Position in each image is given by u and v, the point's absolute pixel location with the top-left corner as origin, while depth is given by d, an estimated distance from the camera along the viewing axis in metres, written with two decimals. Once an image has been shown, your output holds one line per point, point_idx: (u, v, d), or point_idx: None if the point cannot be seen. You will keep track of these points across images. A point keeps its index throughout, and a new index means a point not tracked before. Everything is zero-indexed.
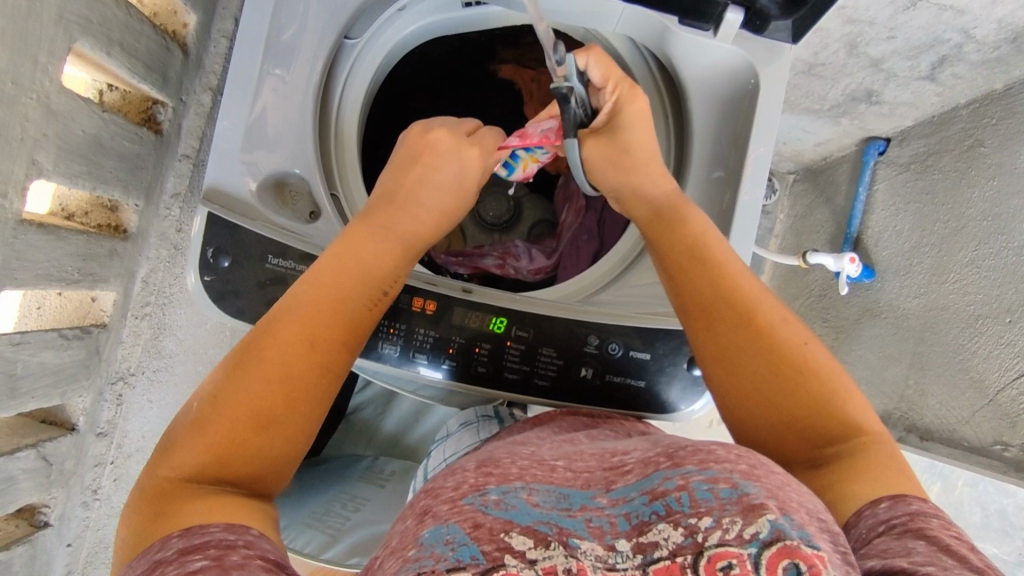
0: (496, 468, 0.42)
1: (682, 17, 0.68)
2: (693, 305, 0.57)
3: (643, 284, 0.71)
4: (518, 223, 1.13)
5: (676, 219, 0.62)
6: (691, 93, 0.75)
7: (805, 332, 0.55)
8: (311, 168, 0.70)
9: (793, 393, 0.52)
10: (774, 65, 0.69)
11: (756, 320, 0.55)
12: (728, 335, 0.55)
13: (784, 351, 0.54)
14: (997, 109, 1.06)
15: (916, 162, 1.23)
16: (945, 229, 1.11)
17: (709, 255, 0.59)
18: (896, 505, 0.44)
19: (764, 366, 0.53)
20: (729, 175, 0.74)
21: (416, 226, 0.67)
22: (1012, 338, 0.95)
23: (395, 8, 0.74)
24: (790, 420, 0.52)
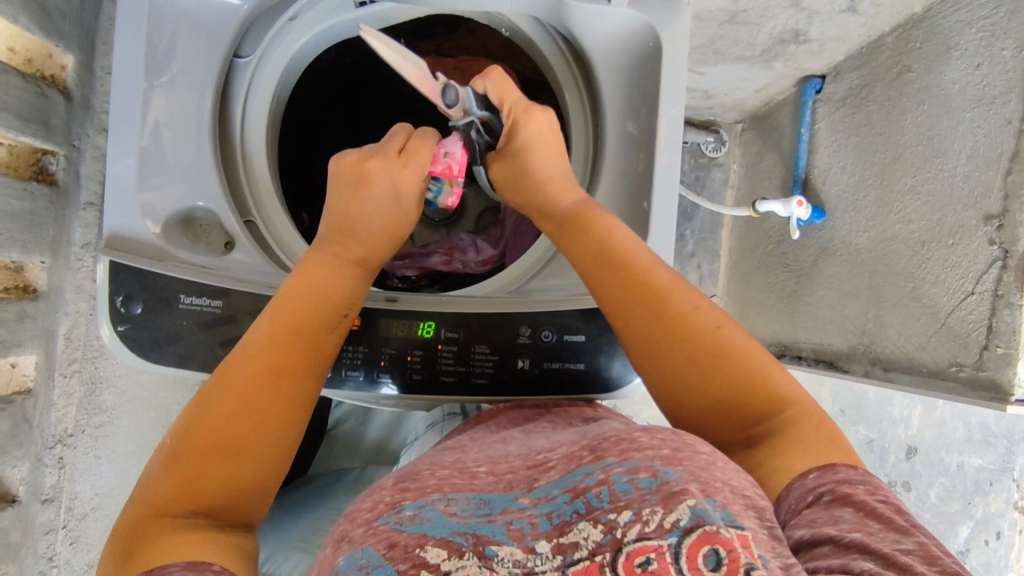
0: (414, 482, 0.45)
1: None
2: (613, 303, 0.60)
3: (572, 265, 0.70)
4: (463, 216, 1.11)
5: (585, 223, 0.65)
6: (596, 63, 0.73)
7: (718, 316, 0.57)
8: (216, 198, 0.68)
9: (709, 376, 0.55)
10: (672, 23, 0.68)
11: (669, 309, 0.58)
12: (643, 330, 0.58)
13: (700, 337, 0.56)
14: (919, 32, 1.05)
15: (851, 95, 1.22)
16: (885, 159, 1.11)
17: (621, 252, 0.62)
18: (824, 473, 0.47)
19: (683, 353, 0.56)
20: (643, 138, 0.72)
21: (376, 242, 0.66)
22: (957, 260, 0.95)
23: (285, 18, 0.72)
24: (713, 402, 0.55)
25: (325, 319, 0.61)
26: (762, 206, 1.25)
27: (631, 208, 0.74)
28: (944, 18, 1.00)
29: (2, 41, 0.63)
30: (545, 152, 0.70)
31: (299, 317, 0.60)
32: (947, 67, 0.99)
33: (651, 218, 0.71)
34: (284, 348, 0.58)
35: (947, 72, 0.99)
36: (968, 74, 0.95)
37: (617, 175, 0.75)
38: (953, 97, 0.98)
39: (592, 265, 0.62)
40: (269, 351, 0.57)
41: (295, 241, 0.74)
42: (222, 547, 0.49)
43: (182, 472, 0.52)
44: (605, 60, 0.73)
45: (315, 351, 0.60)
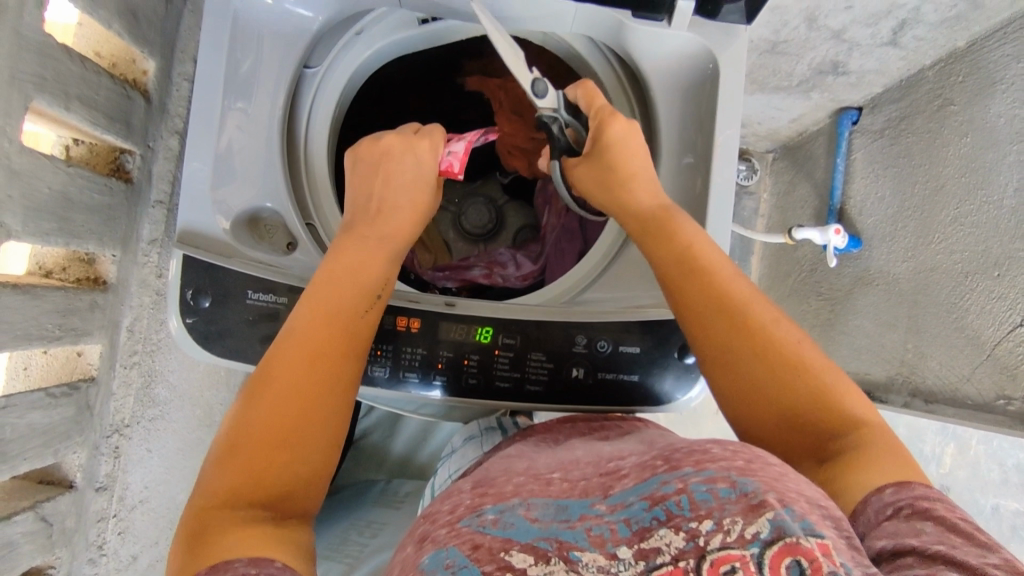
0: (492, 488, 0.47)
1: (634, 10, 0.68)
2: (686, 303, 0.62)
3: (627, 283, 0.72)
4: (502, 231, 1.16)
5: (666, 231, 0.65)
6: (654, 86, 0.75)
7: (796, 331, 0.59)
8: (284, 201, 0.71)
9: (763, 380, 0.57)
10: (731, 48, 0.70)
11: (741, 311, 0.60)
12: (712, 329, 0.60)
13: (777, 349, 0.58)
14: (962, 66, 1.08)
15: (890, 127, 1.26)
16: (925, 190, 1.12)
17: (702, 260, 0.63)
18: (901, 488, 0.47)
19: (756, 364, 0.57)
20: (700, 160, 0.74)
21: (405, 231, 0.69)
22: (1002, 291, 0.94)
23: (352, 32, 0.74)
24: (786, 412, 0.56)
25: (359, 306, 0.62)
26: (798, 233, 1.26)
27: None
28: (989, 51, 1.03)
29: (90, 45, 0.68)
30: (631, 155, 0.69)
31: (333, 306, 0.61)
32: (991, 101, 1.01)
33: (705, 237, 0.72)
34: (321, 337, 0.59)
35: (991, 106, 1.01)
36: (1013, 108, 0.96)
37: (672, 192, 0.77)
38: (999, 130, 0.98)
39: (673, 270, 0.63)
40: (306, 339, 0.58)
41: None
42: (282, 541, 0.49)
43: (236, 467, 0.53)
44: (662, 83, 0.75)
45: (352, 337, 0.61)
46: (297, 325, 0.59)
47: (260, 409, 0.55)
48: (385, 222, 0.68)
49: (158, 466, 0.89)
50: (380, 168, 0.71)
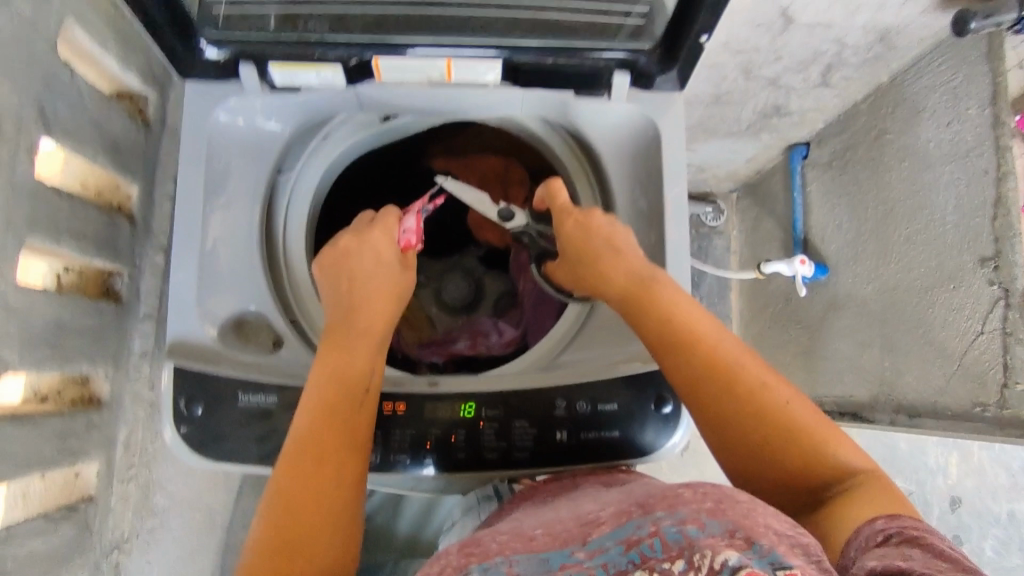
0: (477, 548, 0.48)
1: (577, 89, 0.72)
2: (691, 383, 0.64)
3: (602, 342, 0.75)
4: (482, 299, 1.20)
5: (646, 299, 0.68)
6: (603, 154, 0.80)
7: (781, 388, 0.62)
8: (268, 302, 0.74)
9: (758, 447, 0.61)
10: (669, 114, 0.74)
11: (744, 378, 0.62)
12: (714, 404, 0.62)
13: (764, 406, 0.61)
14: (888, 99, 1.17)
15: (836, 159, 1.34)
16: (877, 215, 1.18)
17: (685, 325, 0.65)
18: (891, 518, 0.49)
19: (748, 423, 0.61)
20: (653, 218, 0.78)
21: (381, 318, 0.71)
22: (964, 303, 0.96)
23: (320, 136, 0.80)
24: (781, 465, 0.59)
25: (349, 401, 0.65)
26: (768, 268, 1.31)
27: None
28: (909, 85, 1.11)
29: (76, 177, 0.71)
30: (597, 238, 0.72)
31: (325, 407, 0.63)
32: (921, 128, 1.08)
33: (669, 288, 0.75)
34: (316, 441, 0.61)
35: (922, 132, 1.08)
36: (941, 131, 1.03)
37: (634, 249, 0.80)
38: (931, 153, 1.05)
39: (660, 340, 0.66)
40: (304, 449, 0.61)
41: None
42: None
43: None
44: (611, 151, 0.79)
45: (346, 433, 0.63)
46: (296, 438, 0.62)
47: (274, 525, 0.57)
48: (360, 313, 0.71)
49: None
50: (343, 264, 0.73)
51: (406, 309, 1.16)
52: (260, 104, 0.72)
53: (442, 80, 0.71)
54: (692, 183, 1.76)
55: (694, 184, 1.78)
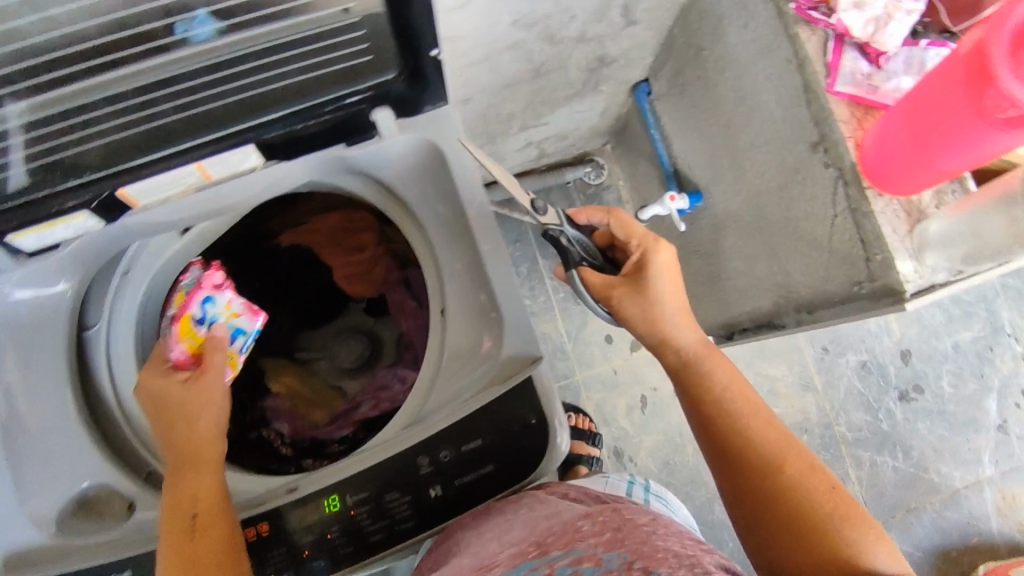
0: None
1: (345, 140, 0.69)
2: (702, 416, 0.84)
3: (458, 376, 0.72)
4: (380, 352, 1.19)
5: (700, 368, 0.86)
6: (401, 186, 0.75)
7: (815, 460, 0.78)
8: (103, 471, 0.72)
9: (764, 482, 0.77)
10: (444, 130, 0.71)
11: (808, 467, 0.78)
12: (734, 449, 0.81)
13: (785, 465, 0.78)
14: (693, 17, 1.16)
15: (672, 87, 1.34)
16: (721, 130, 1.18)
17: (714, 382, 0.85)
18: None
19: (762, 472, 0.78)
20: (465, 239, 0.74)
21: (196, 438, 0.71)
22: (818, 194, 0.93)
23: (118, 275, 0.78)
24: (789, 498, 0.75)
25: (181, 538, 0.64)
26: (644, 215, 1.31)
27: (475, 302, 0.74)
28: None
29: None
30: (669, 279, 0.86)
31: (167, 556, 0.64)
32: (724, 36, 1.07)
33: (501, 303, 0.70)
34: None
35: (726, 40, 1.07)
36: (740, 34, 1.01)
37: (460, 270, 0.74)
38: (741, 57, 1.03)
39: (690, 394, 0.86)
40: None
41: None
42: None
43: None
44: (406, 180, 0.75)
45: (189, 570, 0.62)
46: None
47: None
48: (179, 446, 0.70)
49: None
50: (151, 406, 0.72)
51: (307, 388, 1.16)
52: (25, 276, 0.69)
53: (202, 181, 0.68)
54: (562, 150, 1.75)
55: (565, 152, 1.77)
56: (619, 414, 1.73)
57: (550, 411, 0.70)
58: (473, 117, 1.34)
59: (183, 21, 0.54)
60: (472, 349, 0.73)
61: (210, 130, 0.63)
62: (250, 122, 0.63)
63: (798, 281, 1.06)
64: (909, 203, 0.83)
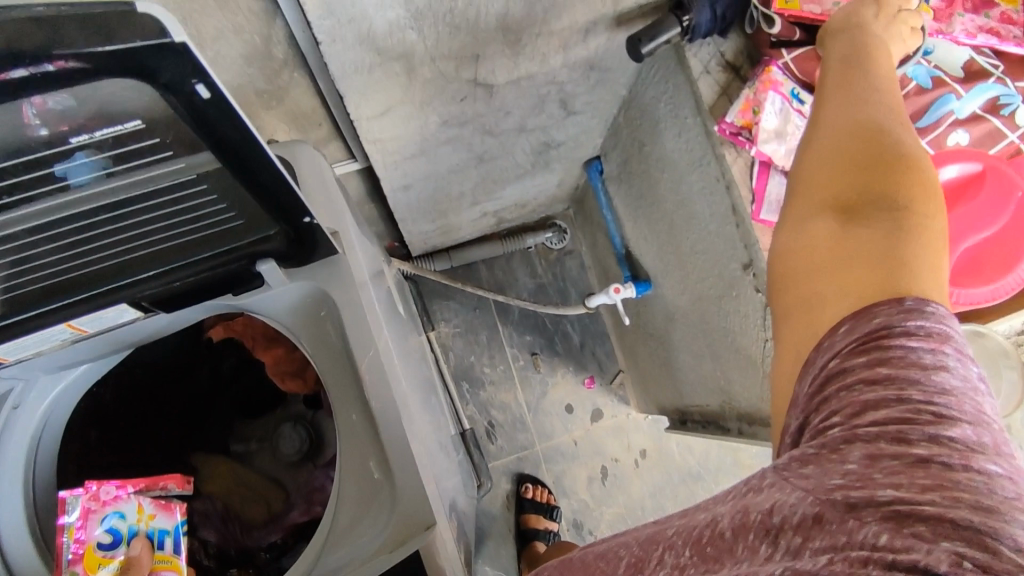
0: None
1: (233, 291, 0.67)
2: (822, 143, 0.56)
3: (350, 535, 0.68)
4: (322, 447, 1.10)
5: (854, 75, 0.61)
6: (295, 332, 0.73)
7: (934, 209, 0.50)
8: None
9: (830, 271, 0.49)
10: (337, 278, 0.69)
11: (890, 173, 0.51)
12: (858, 190, 0.51)
13: (907, 183, 0.50)
14: (635, 110, 1.15)
15: (621, 171, 1.32)
16: (665, 224, 1.16)
17: (874, 65, 0.62)
18: (892, 309, 0.44)
19: (846, 199, 0.51)
20: (356, 389, 0.71)
21: None
22: (748, 312, 0.91)
23: (7, 408, 0.80)
24: (816, 265, 0.51)
25: None
26: (593, 303, 1.30)
27: (369, 452, 0.70)
28: (643, 94, 1.10)
29: None
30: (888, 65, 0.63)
31: None
32: (662, 137, 1.06)
33: (393, 461, 0.67)
34: None
35: (664, 141, 1.06)
36: (676, 141, 1.00)
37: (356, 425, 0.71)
38: (678, 161, 1.02)
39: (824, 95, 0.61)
40: None
41: None
42: None
43: None
44: (301, 325, 0.73)
45: None
46: None
47: None
48: None
49: None
50: None
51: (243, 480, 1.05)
52: None
53: (79, 335, 0.66)
54: (522, 217, 1.73)
55: (526, 217, 1.74)
56: (579, 486, 1.68)
57: None
58: (419, 198, 1.32)
59: (63, 168, 0.47)
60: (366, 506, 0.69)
61: (77, 293, 0.60)
62: (121, 282, 0.61)
63: (738, 393, 1.03)
64: None
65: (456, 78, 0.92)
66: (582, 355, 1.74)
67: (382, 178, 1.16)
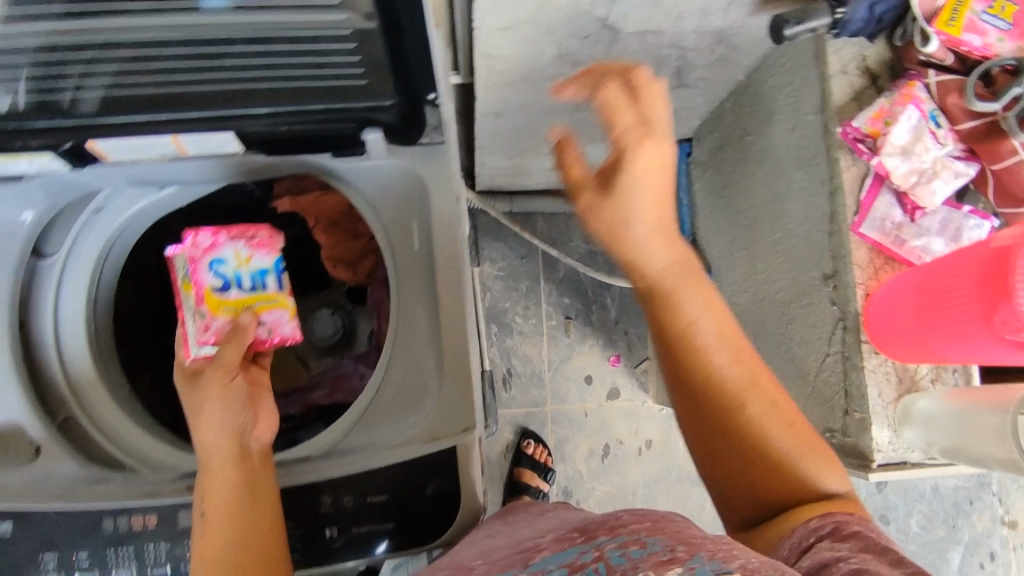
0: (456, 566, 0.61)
1: (333, 152, 0.68)
2: (662, 335, 0.68)
3: (383, 417, 0.70)
4: (353, 338, 1.15)
5: (642, 253, 0.64)
6: (377, 211, 0.73)
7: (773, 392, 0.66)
8: (17, 407, 0.67)
9: (732, 440, 0.66)
10: (433, 167, 0.69)
11: (777, 394, 0.67)
12: (703, 397, 0.67)
13: (765, 386, 0.66)
14: (748, 98, 1.12)
15: (712, 158, 1.30)
16: (746, 220, 1.14)
17: (661, 202, 0.63)
18: (827, 518, 0.60)
19: (708, 419, 0.67)
20: (428, 281, 0.71)
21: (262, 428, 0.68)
22: (816, 321, 0.90)
23: (88, 210, 0.76)
24: (746, 456, 0.66)
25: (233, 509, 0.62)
26: None
27: (425, 347, 0.71)
28: (761, 82, 1.07)
29: None
30: (647, 192, 0.62)
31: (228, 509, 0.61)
32: (772, 130, 1.04)
33: (446, 358, 0.68)
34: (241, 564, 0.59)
35: (773, 135, 1.04)
36: (788, 135, 0.99)
37: (415, 319, 0.72)
38: (784, 158, 1.00)
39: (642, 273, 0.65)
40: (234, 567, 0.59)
41: (126, 428, 0.74)
42: None
43: None
44: (380, 203, 0.73)
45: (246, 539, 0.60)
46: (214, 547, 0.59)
47: None
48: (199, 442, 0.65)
49: None
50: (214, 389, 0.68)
51: (274, 352, 1.13)
52: None
53: (176, 154, 0.67)
54: None
55: None
56: (579, 456, 1.70)
57: (468, 479, 0.66)
58: (505, 131, 1.31)
59: None
60: (405, 392, 0.70)
61: (188, 109, 0.60)
62: (228, 111, 0.61)
63: None
64: (902, 368, 0.79)
65: (587, 14, 0.91)
66: (615, 332, 1.73)
67: (479, 98, 1.15)
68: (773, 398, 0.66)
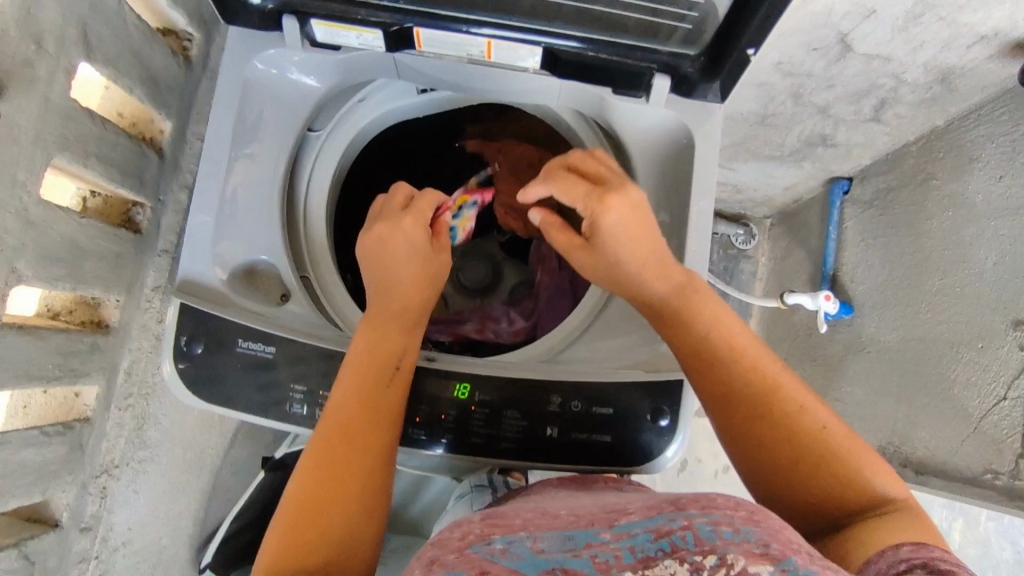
0: (500, 520, 0.48)
1: (615, 88, 0.72)
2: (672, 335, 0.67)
3: (607, 341, 0.77)
4: (499, 286, 1.10)
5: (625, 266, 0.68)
6: (633, 156, 0.79)
7: (822, 417, 0.61)
8: (279, 254, 0.73)
9: (819, 472, 0.58)
10: (706, 124, 0.73)
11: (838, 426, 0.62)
12: (733, 406, 0.63)
13: (779, 407, 0.61)
14: (942, 143, 1.12)
15: (879, 198, 1.28)
16: (912, 260, 1.15)
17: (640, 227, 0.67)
18: (919, 548, 0.46)
19: (767, 424, 0.61)
20: (675, 228, 0.76)
21: (413, 299, 0.71)
22: (987, 363, 0.97)
23: (355, 99, 0.79)
24: (793, 461, 0.59)
25: (380, 368, 0.67)
26: (789, 299, 1.30)
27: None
28: (967, 131, 1.07)
29: (115, 107, 0.72)
30: (635, 233, 0.66)
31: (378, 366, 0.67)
32: (970, 177, 1.05)
33: None
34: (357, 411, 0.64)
35: (971, 182, 1.04)
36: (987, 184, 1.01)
37: None
38: (978, 207, 1.02)
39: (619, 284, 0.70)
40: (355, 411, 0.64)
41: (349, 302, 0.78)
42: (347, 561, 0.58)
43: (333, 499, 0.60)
44: (640, 151, 0.78)
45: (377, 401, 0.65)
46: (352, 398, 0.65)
47: (328, 461, 0.62)
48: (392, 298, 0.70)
49: (144, 506, 0.91)
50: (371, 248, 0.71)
51: None
52: (299, 58, 0.70)
53: (481, 58, 0.70)
54: (727, 203, 1.73)
55: (730, 205, 1.74)
56: None
57: (681, 416, 0.72)
58: None
59: None
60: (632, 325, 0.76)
61: (514, 18, 0.66)
62: (546, 27, 0.67)
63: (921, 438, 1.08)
64: None
65: (832, 25, 0.92)
66: None
67: None
68: (815, 426, 0.61)
